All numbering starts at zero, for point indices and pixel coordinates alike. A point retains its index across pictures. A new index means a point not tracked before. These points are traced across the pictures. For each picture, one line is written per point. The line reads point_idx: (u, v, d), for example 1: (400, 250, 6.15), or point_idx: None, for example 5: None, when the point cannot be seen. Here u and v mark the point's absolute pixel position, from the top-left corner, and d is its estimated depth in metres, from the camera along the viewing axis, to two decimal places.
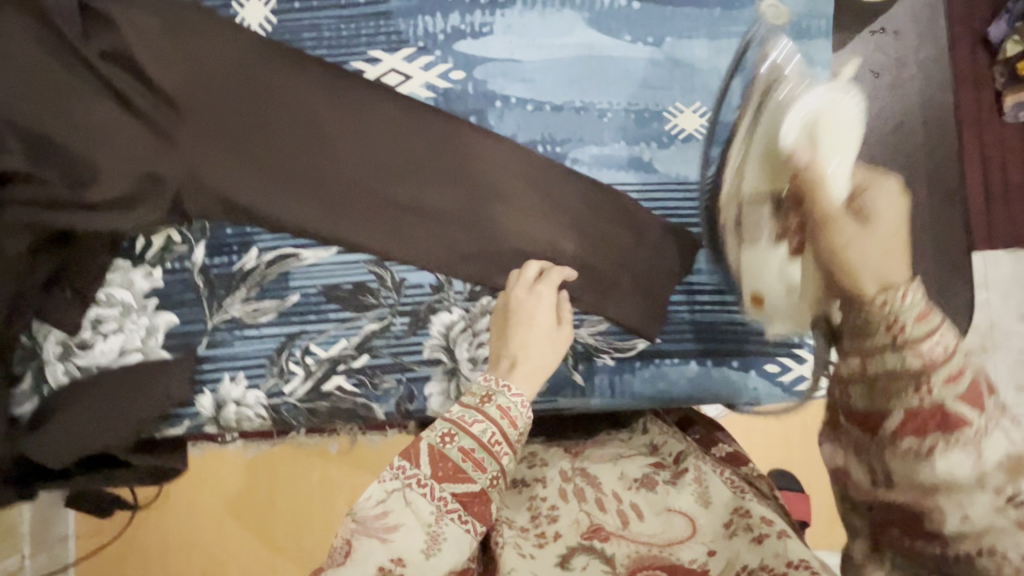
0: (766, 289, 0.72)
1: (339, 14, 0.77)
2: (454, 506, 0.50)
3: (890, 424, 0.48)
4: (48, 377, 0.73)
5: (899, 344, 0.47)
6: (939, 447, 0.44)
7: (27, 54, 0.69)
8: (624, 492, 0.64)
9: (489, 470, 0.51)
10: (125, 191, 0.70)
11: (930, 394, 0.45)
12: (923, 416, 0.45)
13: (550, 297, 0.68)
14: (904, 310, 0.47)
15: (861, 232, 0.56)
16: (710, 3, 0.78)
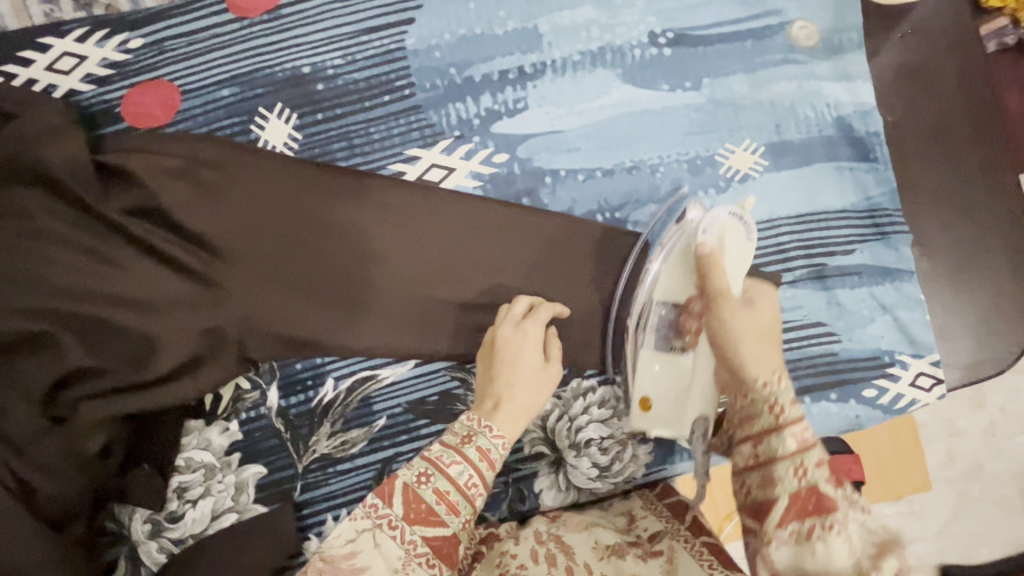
0: (655, 394, 0.69)
1: (366, 117, 0.72)
2: (422, 550, 0.53)
3: (774, 516, 0.46)
4: (144, 558, 0.69)
5: (780, 424, 0.49)
6: (819, 530, 0.43)
7: (50, 229, 0.64)
8: (595, 564, 0.57)
9: (462, 514, 0.55)
10: (189, 355, 0.66)
11: (805, 476, 0.46)
12: (801, 498, 0.46)
13: (537, 334, 0.67)
14: (782, 393, 0.50)
15: (747, 315, 0.58)
16: (740, 36, 0.76)
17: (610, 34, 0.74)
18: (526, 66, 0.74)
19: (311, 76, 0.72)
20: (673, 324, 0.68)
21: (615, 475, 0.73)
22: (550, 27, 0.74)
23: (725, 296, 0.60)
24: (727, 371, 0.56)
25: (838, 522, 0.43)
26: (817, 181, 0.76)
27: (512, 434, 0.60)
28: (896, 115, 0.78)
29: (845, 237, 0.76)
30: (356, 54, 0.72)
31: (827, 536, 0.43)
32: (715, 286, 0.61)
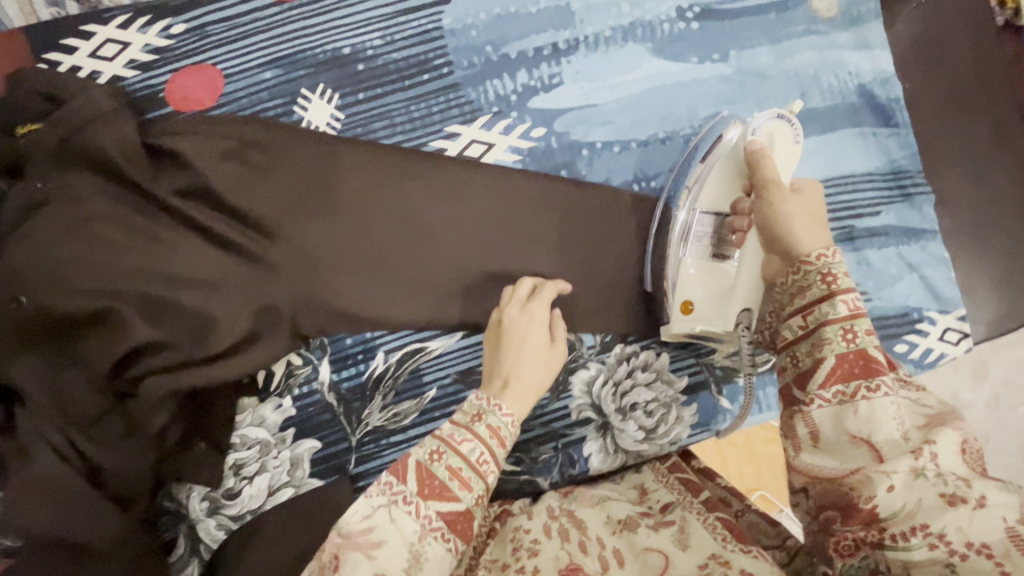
0: (698, 296, 0.69)
1: (407, 95, 0.74)
2: (438, 524, 0.48)
3: (819, 378, 0.48)
4: (202, 535, 0.70)
5: (833, 292, 0.50)
6: (864, 391, 0.45)
7: (104, 211, 0.65)
8: (608, 538, 0.57)
9: (476, 489, 0.50)
10: (244, 331, 0.67)
11: (854, 341, 0.48)
12: (848, 361, 0.47)
13: (544, 314, 0.65)
14: (836, 264, 0.51)
15: (796, 199, 0.60)
16: (763, 9, 0.78)
17: (639, 10, 0.77)
18: (559, 42, 0.76)
19: (351, 58, 0.74)
20: (715, 227, 0.68)
21: (660, 437, 0.75)
22: (582, 5, 0.76)
23: (775, 186, 0.62)
24: (778, 255, 0.59)
25: (882, 388, 0.45)
26: (842, 147, 0.78)
27: (520, 412, 0.56)
28: (914, 82, 0.82)
29: (870, 200, 0.78)
30: (394, 35, 0.74)
31: (872, 399, 0.45)
32: (767, 174, 0.63)
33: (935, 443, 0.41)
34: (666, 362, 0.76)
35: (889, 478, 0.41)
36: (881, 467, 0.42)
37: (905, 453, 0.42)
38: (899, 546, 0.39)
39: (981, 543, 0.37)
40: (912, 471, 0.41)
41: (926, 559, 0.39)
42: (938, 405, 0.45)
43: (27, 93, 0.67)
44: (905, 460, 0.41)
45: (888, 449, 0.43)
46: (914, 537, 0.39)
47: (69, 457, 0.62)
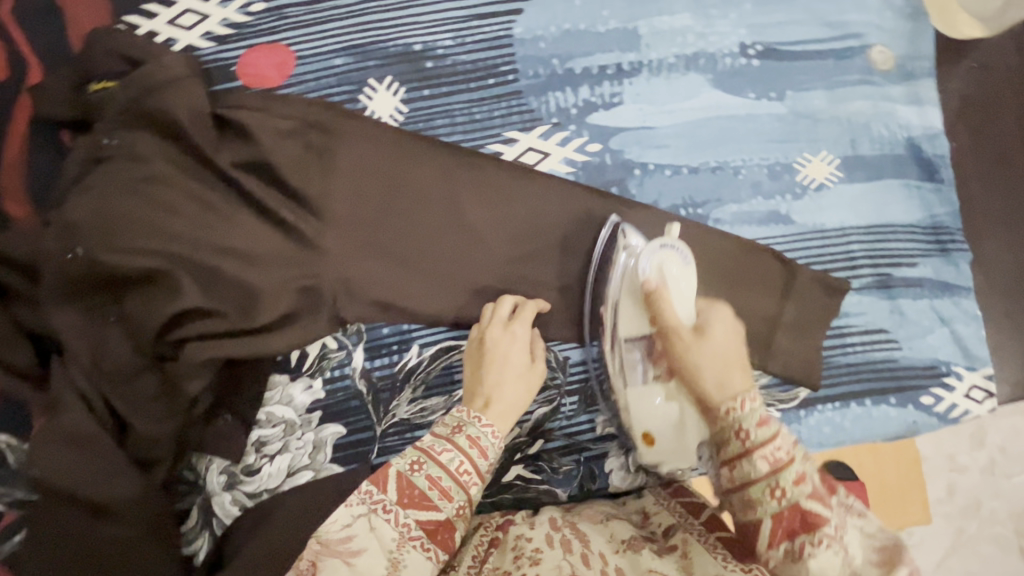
0: (655, 429, 0.65)
1: (470, 97, 0.76)
2: (416, 532, 0.51)
3: (764, 536, 0.48)
4: (216, 510, 0.69)
5: (749, 450, 0.50)
6: (809, 547, 0.45)
7: (163, 173, 0.65)
8: (612, 555, 0.56)
9: (456, 499, 0.53)
10: (286, 309, 0.67)
11: (784, 496, 0.47)
12: (787, 516, 0.47)
13: (525, 334, 0.68)
14: (746, 418, 0.51)
15: (702, 344, 0.58)
16: (823, 55, 0.80)
17: (704, 41, 0.79)
18: (624, 63, 0.78)
19: (422, 54, 0.75)
20: (647, 355, 0.65)
21: None
22: (649, 30, 0.78)
23: (676, 333, 0.60)
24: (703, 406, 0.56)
25: (825, 539, 0.45)
26: (886, 196, 0.80)
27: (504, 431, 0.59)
28: (961, 142, 0.83)
29: (909, 250, 0.80)
30: (466, 37, 0.76)
31: (818, 555, 0.44)
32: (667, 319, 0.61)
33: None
34: None
35: None
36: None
37: None
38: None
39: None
40: None
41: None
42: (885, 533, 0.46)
43: (106, 51, 0.68)
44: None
45: None
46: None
47: (99, 412, 0.62)
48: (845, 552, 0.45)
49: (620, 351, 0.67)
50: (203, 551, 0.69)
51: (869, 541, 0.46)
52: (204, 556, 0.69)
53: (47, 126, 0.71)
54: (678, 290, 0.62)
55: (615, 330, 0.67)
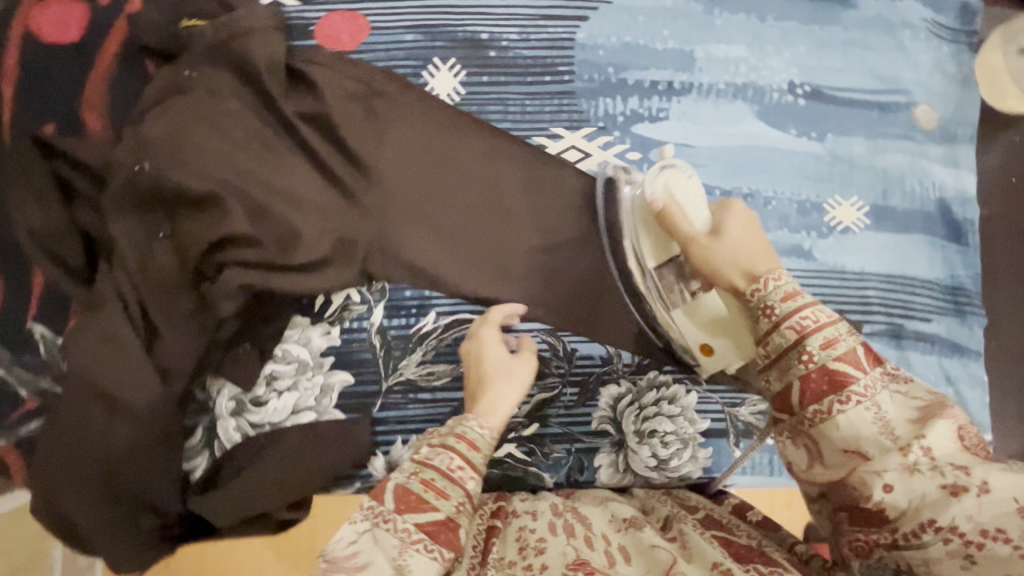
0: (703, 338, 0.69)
1: (525, 90, 0.80)
2: (419, 535, 0.47)
3: (795, 400, 0.48)
4: (220, 433, 0.73)
5: (778, 326, 0.49)
6: (837, 405, 0.46)
7: (232, 109, 0.70)
8: (613, 535, 0.59)
9: (454, 497, 0.50)
10: (323, 254, 0.70)
11: (813, 360, 0.47)
12: (814, 379, 0.47)
13: (494, 333, 0.68)
14: (771, 295, 0.50)
15: (715, 244, 0.61)
16: (868, 105, 0.83)
17: (755, 73, 0.82)
18: (675, 82, 0.81)
19: (486, 43, 0.80)
20: (681, 275, 0.70)
21: (671, 470, 0.76)
22: (704, 54, 0.82)
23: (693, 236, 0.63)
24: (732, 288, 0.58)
25: (855, 397, 0.45)
26: (910, 250, 0.82)
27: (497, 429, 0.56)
28: (991, 211, 0.85)
29: (925, 306, 0.81)
30: (530, 34, 0.80)
31: (848, 412, 0.45)
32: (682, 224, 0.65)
33: (924, 438, 0.43)
34: (694, 401, 0.78)
35: (883, 479, 0.43)
36: (871, 470, 0.44)
37: (892, 452, 0.44)
38: (914, 544, 0.42)
39: (995, 528, 0.39)
40: (905, 467, 0.43)
41: (941, 553, 0.41)
42: (927, 395, 0.46)
43: None
44: (895, 458, 0.43)
45: (876, 450, 0.44)
46: (925, 533, 0.42)
47: (134, 316, 0.67)
48: (880, 412, 0.45)
49: (653, 281, 0.72)
50: (202, 468, 0.73)
51: (907, 401, 0.46)
52: (201, 474, 0.73)
53: (134, 53, 0.77)
54: (688, 205, 0.67)
55: (642, 266, 0.73)
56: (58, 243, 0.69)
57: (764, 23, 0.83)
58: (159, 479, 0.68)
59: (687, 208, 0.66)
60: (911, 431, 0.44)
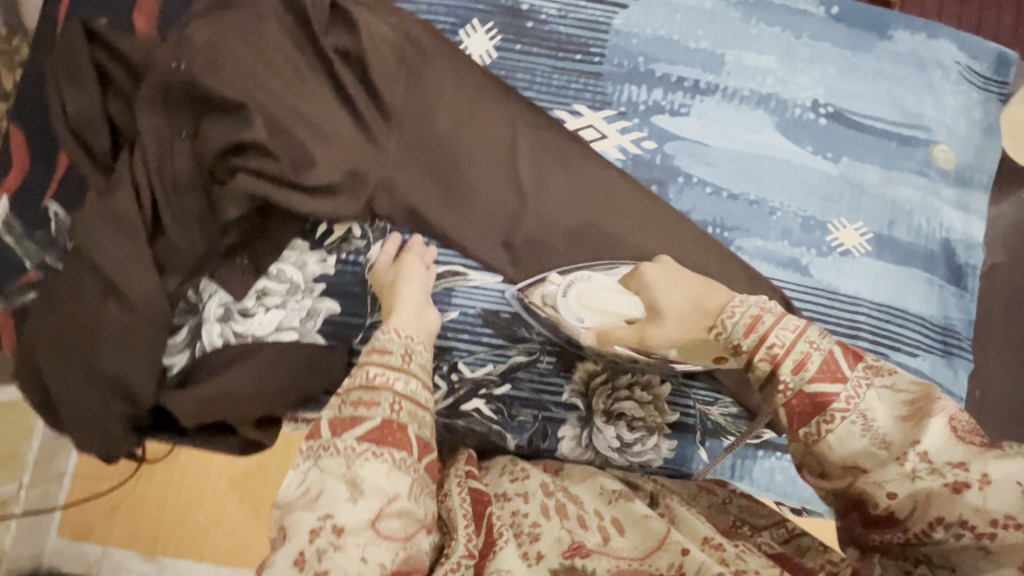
0: (706, 356, 0.68)
1: (555, 64, 0.82)
2: (362, 446, 0.51)
3: (784, 421, 0.50)
4: (204, 336, 0.75)
5: (748, 361, 0.53)
6: (825, 425, 0.47)
7: (272, 31, 0.73)
8: (605, 509, 0.59)
9: (383, 400, 0.54)
10: (332, 181, 0.73)
11: (791, 387, 0.49)
12: (796, 403, 0.48)
13: (388, 260, 0.76)
14: (735, 330, 0.54)
15: (658, 329, 0.66)
16: (889, 136, 0.84)
17: (781, 87, 0.83)
18: (701, 81, 0.83)
19: (526, 14, 0.82)
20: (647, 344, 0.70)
21: (634, 455, 0.77)
22: (735, 60, 0.83)
23: (642, 326, 0.69)
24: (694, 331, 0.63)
25: (839, 414, 0.46)
26: (907, 283, 0.82)
27: (407, 325, 0.64)
28: (990, 261, 0.86)
29: (913, 341, 0.80)
30: (569, 12, 0.83)
31: (834, 431, 0.46)
32: (620, 328, 0.71)
33: (919, 444, 0.43)
34: (667, 393, 0.78)
35: (885, 487, 0.44)
36: (874, 483, 0.45)
37: (890, 463, 0.44)
38: (927, 540, 0.43)
39: (1005, 515, 0.40)
40: (906, 477, 0.43)
41: (955, 546, 0.42)
42: (914, 385, 0.47)
43: None
44: (893, 469, 0.44)
45: (875, 463, 0.45)
46: (937, 531, 0.42)
47: (144, 206, 0.69)
48: (867, 422, 0.46)
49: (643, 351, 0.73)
50: (180, 365, 0.74)
51: (895, 396, 0.46)
52: (178, 371, 0.75)
53: None
54: (603, 301, 0.72)
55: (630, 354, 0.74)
56: (87, 128, 0.71)
57: (799, 40, 0.84)
58: (138, 367, 0.70)
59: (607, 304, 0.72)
60: (904, 432, 0.45)
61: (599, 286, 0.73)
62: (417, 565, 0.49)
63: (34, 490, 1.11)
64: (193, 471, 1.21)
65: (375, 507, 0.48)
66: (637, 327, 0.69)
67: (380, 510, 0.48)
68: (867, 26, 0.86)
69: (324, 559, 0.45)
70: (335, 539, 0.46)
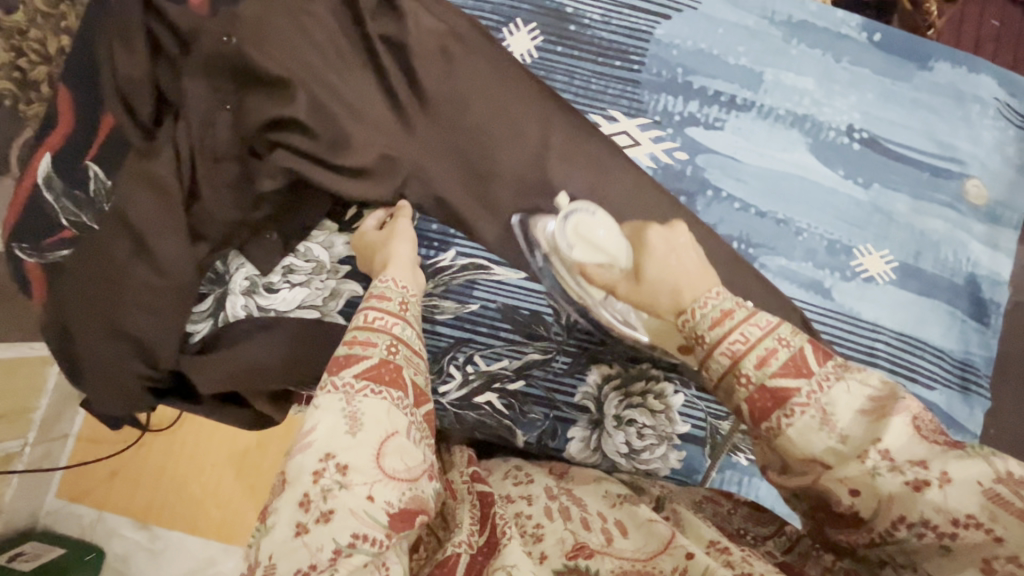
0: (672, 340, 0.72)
1: (594, 69, 0.83)
2: (361, 383, 0.52)
3: (745, 418, 0.49)
4: (227, 307, 0.75)
5: (707, 354, 0.51)
6: (785, 419, 0.46)
7: (321, 15, 0.74)
8: (608, 510, 0.60)
9: (381, 341, 0.56)
10: (366, 164, 0.74)
11: (751, 382, 0.48)
12: (758, 399, 0.47)
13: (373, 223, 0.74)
14: (701, 323, 0.53)
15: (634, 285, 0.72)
16: (921, 167, 0.84)
17: (817, 109, 0.84)
18: (738, 97, 0.83)
19: (570, 17, 0.83)
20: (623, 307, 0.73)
21: (641, 462, 0.77)
22: (773, 78, 0.84)
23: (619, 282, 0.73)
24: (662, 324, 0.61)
25: (799, 408, 0.46)
26: (929, 314, 0.81)
27: (407, 276, 0.65)
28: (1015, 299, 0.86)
29: (930, 373, 0.80)
30: (613, 19, 0.83)
31: (794, 425, 0.45)
32: (600, 275, 0.75)
33: (880, 441, 0.43)
34: (679, 403, 0.77)
35: (845, 483, 0.44)
36: (836, 479, 0.44)
37: (851, 459, 0.44)
38: (891, 538, 0.44)
39: (966, 515, 0.40)
40: (866, 472, 0.43)
41: (918, 544, 0.43)
42: (881, 382, 0.46)
43: None
44: (854, 465, 0.44)
45: (836, 458, 0.44)
46: (899, 530, 0.43)
47: (184, 174, 0.71)
48: (827, 417, 0.45)
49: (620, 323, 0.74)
50: (203, 332, 0.75)
51: (863, 390, 0.46)
52: (199, 338, 0.75)
53: None
54: (598, 244, 0.75)
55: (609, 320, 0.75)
56: (132, 92, 0.72)
57: (838, 64, 0.85)
58: (165, 328, 0.71)
59: (603, 246, 0.75)
60: (867, 428, 0.44)
61: (601, 228, 0.76)
62: (421, 504, 0.51)
63: (38, 447, 1.21)
64: (201, 439, 1.33)
65: (376, 440, 0.50)
66: (617, 277, 0.73)
67: (381, 446, 0.50)
68: (908, 55, 0.86)
69: (330, 498, 0.47)
70: (340, 476, 0.48)
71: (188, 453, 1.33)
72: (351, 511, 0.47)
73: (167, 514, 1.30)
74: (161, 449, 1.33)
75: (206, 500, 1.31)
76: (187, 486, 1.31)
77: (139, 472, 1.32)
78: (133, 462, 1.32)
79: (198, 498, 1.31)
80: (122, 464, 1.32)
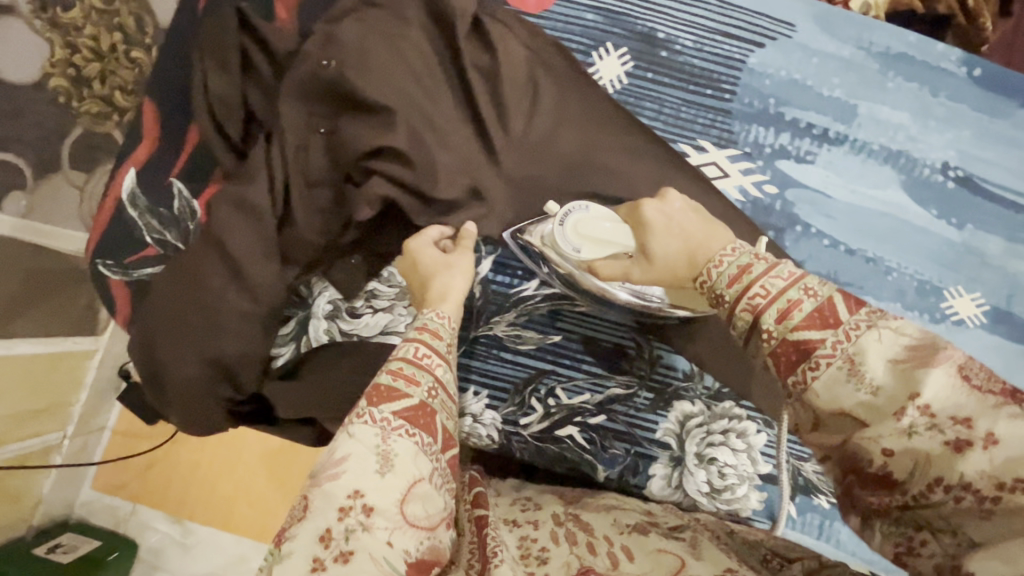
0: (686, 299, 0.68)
1: (684, 97, 0.81)
2: (397, 423, 0.49)
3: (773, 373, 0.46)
4: (310, 331, 0.75)
5: (729, 312, 0.48)
6: (811, 373, 0.42)
7: (416, 40, 0.73)
8: (615, 537, 0.59)
9: (423, 381, 0.53)
10: (454, 197, 0.72)
11: (775, 335, 0.44)
12: (782, 352, 0.44)
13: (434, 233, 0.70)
14: (720, 281, 0.50)
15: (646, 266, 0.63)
16: (1018, 208, 0.81)
17: (911, 144, 0.81)
18: (830, 130, 0.81)
19: (661, 42, 0.81)
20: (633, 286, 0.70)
21: (720, 501, 0.75)
22: (867, 112, 0.82)
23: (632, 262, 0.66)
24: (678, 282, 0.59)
25: (824, 359, 0.42)
26: (1018, 360, 0.79)
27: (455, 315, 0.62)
28: None
29: None
30: (705, 45, 0.81)
31: (820, 378, 0.42)
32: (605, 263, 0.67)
33: (919, 397, 0.38)
34: (761, 442, 0.75)
35: (881, 443, 0.40)
36: (869, 439, 0.40)
37: (889, 416, 0.39)
38: (926, 502, 0.39)
39: (1013, 480, 0.36)
40: (903, 434, 0.39)
41: (956, 508, 0.38)
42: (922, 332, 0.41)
43: None
44: (889, 424, 0.39)
45: (873, 416, 0.40)
46: (934, 492, 0.38)
47: (276, 199, 0.70)
48: (855, 367, 0.41)
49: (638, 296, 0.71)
50: (287, 357, 0.75)
51: (897, 339, 0.41)
52: (283, 362, 0.75)
53: None
54: (602, 237, 0.67)
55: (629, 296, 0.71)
56: (223, 109, 0.72)
57: (935, 99, 0.82)
58: (249, 350, 0.70)
59: (605, 239, 0.67)
60: (900, 378, 0.40)
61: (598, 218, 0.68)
62: (438, 555, 0.49)
63: (76, 440, 1.17)
64: (235, 442, 1.33)
65: (404, 485, 0.47)
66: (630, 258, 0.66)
67: (408, 491, 0.47)
68: (1008, 91, 0.83)
69: (351, 539, 0.44)
70: (364, 519, 0.45)
71: (227, 456, 1.33)
72: (371, 557, 0.44)
73: (200, 512, 1.30)
74: (195, 447, 1.33)
75: (236, 499, 1.31)
76: (218, 485, 1.31)
77: (173, 470, 1.32)
78: (166, 459, 1.32)
79: (229, 496, 1.31)
80: (156, 462, 1.32)
